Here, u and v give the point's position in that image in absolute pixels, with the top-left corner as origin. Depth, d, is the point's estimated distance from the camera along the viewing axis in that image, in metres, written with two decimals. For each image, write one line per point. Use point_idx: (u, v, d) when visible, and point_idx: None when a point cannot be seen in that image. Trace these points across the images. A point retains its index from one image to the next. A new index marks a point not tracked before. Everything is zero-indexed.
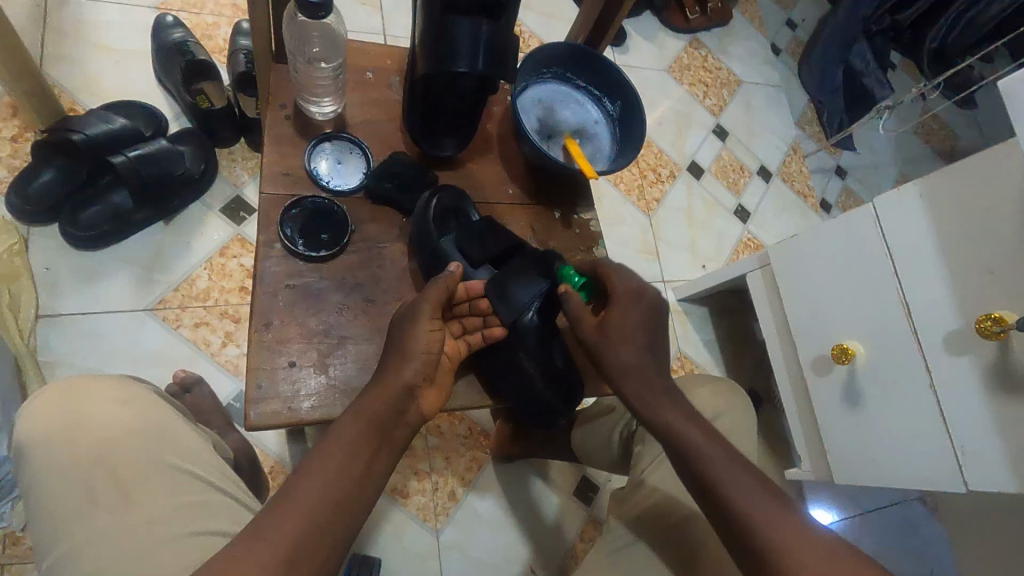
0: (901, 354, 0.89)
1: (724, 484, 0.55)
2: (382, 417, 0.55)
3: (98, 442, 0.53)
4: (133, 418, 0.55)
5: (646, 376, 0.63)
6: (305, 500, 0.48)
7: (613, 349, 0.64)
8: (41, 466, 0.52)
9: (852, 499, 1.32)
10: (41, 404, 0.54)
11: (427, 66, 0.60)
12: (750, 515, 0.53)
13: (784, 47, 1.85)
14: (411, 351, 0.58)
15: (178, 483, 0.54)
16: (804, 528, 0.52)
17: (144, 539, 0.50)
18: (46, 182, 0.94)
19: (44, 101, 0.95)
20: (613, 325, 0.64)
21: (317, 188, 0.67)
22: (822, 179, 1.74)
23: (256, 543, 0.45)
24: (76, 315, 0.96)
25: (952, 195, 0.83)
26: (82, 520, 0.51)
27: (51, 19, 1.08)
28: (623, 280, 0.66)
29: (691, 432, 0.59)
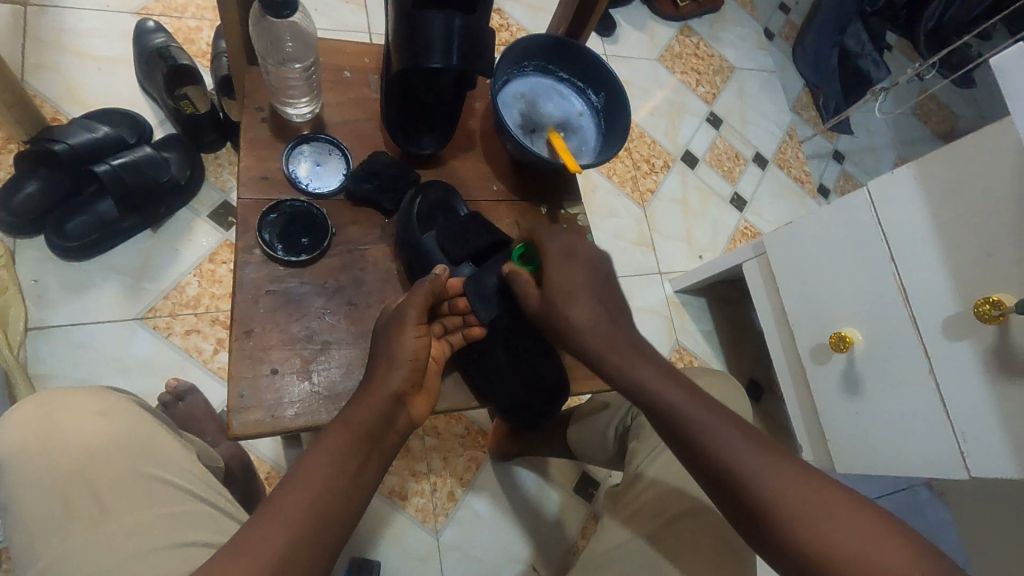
0: (899, 340, 0.88)
1: (697, 428, 0.54)
2: (370, 427, 0.54)
3: (78, 455, 0.52)
4: (114, 431, 0.54)
5: (603, 330, 0.61)
6: (292, 511, 0.47)
7: (560, 316, 0.61)
8: (21, 481, 0.51)
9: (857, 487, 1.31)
10: (19, 418, 0.53)
11: (402, 64, 0.59)
12: (726, 455, 0.53)
13: (777, 32, 1.83)
14: (398, 357, 0.58)
15: (161, 494, 0.53)
16: (778, 465, 0.52)
17: (127, 554, 0.50)
18: (30, 194, 0.93)
19: (25, 112, 0.95)
20: (554, 290, 0.62)
21: (296, 192, 0.66)
22: (819, 163, 1.72)
23: (245, 556, 0.44)
24: (65, 327, 0.95)
25: (947, 176, 0.81)
26: (63, 535, 0.50)
27: (31, 29, 1.07)
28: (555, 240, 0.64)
29: (655, 381, 0.58)
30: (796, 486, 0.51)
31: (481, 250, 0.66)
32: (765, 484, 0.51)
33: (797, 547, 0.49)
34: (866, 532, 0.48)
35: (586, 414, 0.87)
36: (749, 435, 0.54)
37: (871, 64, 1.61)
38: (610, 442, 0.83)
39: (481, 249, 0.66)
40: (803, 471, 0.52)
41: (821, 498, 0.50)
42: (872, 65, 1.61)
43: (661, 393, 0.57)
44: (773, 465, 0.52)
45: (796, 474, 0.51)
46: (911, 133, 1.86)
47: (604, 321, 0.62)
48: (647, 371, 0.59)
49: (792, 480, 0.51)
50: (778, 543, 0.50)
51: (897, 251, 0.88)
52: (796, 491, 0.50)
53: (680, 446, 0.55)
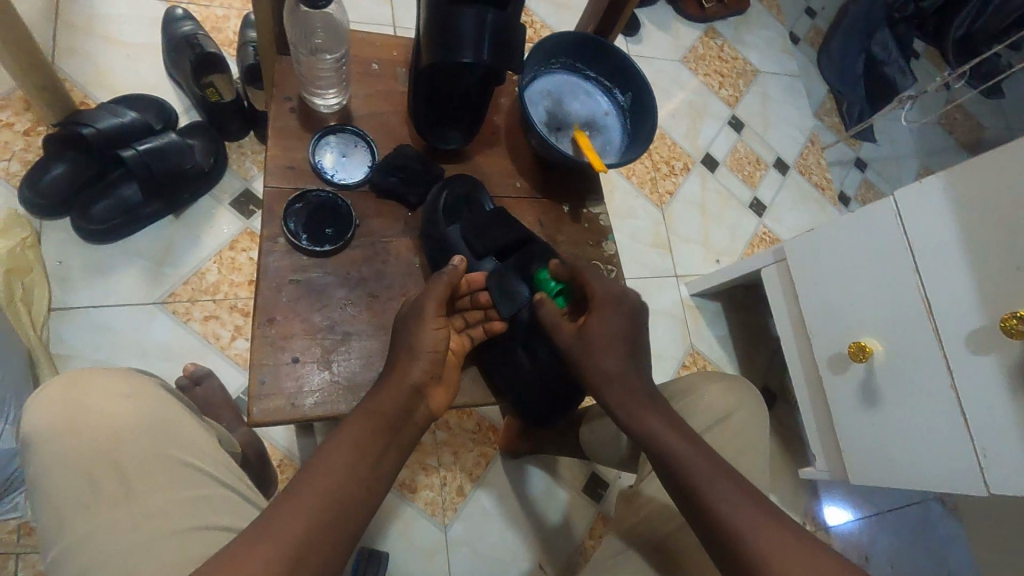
0: (922, 352, 0.87)
1: (696, 477, 0.55)
2: (389, 417, 0.54)
3: (103, 434, 0.53)
4: (138, 410, 0.55)
5: (626, 381, 0.62)
6: (310, 496, 0.47)
7: (592, 356, 0.62)
8: (48, 458, 0.52)
9: (869, 498, 1.30)
10: (48, 396, 0.54)
11: (433, 57, 0.59)
12: (718, 506, 0.53)
13: (802, 36, 1.81)
14: (417, 349, 0.58)
15: (184, 476, 0.54)
16: (773, 525, 0.52)
17: (148, 533, 0.50)
18: (57, 176, 0.95)
19: (56, 95, 0.96)
20: (593, 331, 0.62)
21: (322, 182, 0.66)
22: (841, 170, 1.70)
23: (261, 542, 0.44)
24: (88, 308, 0.96)
25: (979, 188, 0.80)
26: (88, 512, 0.51)
27: (62, 13, 1.08)
28: (603, 285, 0.64)
29: (664, 432, 0.59)
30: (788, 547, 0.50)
31: (505, 246, 0.66)
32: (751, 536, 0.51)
33: None
34: None
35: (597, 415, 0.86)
36: (746, 489, 0.54)
37: (898, 71, 1.60)
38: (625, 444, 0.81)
39: (506, 245, 0.66)
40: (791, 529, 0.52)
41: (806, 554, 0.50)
42: (898, 73, 1.60)
43: (661, 437, 0.58)
44: (765, 521, 0.52)
45: (784, 533, 0.51)
46: (936, 143, 1.83)
47: (627, 369, 0.62)
48: (658, 423, 0.59)
49: (779, 537, 0.51)
50: None
51: (922, 261, 0.86)
52: (786, 547, 0.50)
53: (678, 495, 0.56)
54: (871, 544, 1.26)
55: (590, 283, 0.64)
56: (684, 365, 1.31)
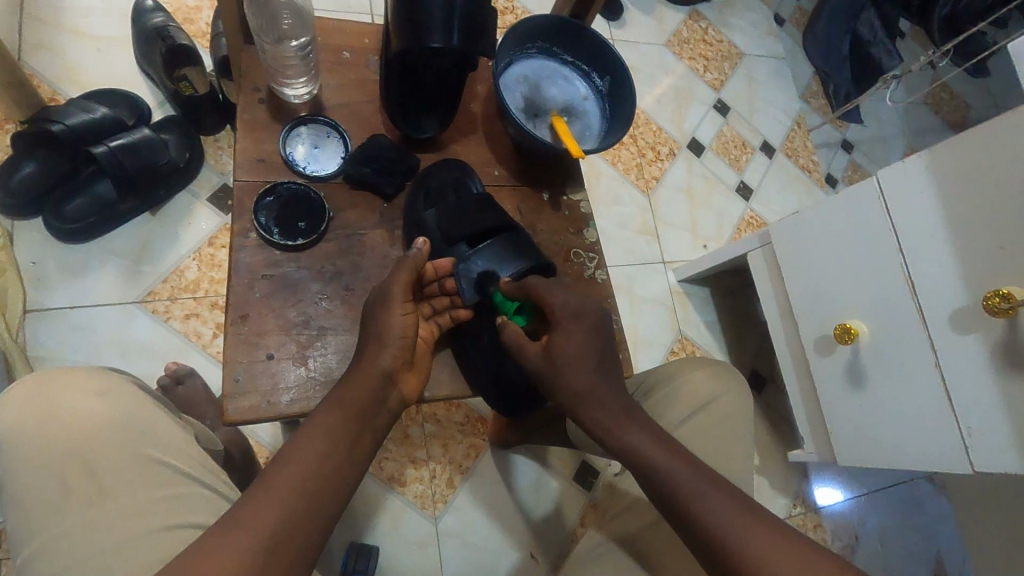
0: (907, 333, 0.86)
1: (681, 488, 0.54)
2: (361, 403, 0.54)
3: (71, 435, 0.51)
4: (107, 411, 0.53)
5: (597, 399, 0.59)
6: (281, 489, 0.47)
7: (562, 378, 0.59)
8: (15, 461, 0.51)
9: (859, 478, 1.31)
10: (13, 398, 0.52)
11: (401, 44, 0.57)
12: (709, 515, 0.52)
13: (787, 18, 1.80)
14: (388, 334, 0.56)
15: (157, 476, 0.53)
16: (764, 531, 0.51)
17: (118, 535, 0.49)
18: (29, 174, 0.92)
19: (22, 91, 0.93)
20: (556, 349, 0.59)
21: (293, 174, 0.64)
22: (827, 153, 1.70)
23: (232, 535, 0.43)
24: (65, 309, 0.95)
25: (960, 166, 0.79)
26: (57, 514, 0.49)
27: (28, 7, 1.05)
28: (564, 299, 0.60)
29: (644, 444, 0.57)
30: (787, 556, 0.50)
31: (478, 232, 0.64)
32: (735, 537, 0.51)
33: None
34: None
35: None
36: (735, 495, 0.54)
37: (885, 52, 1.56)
38: None
39: (479, 231, 0.64)
40: (776, 528, 0.52)
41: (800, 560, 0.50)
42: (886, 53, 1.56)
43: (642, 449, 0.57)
44: (751, 525, 0.52)
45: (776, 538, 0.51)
46: (920, 123, 1.84)
47: (599, 378, 0.60)
48: (637, 432, 0.58)
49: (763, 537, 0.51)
50: None
51: (906, 241, 0.86)
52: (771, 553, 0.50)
53: (665, 506, 0.55)
54: (860, 524, 1.27)
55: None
56: (673, 351, 1.31)
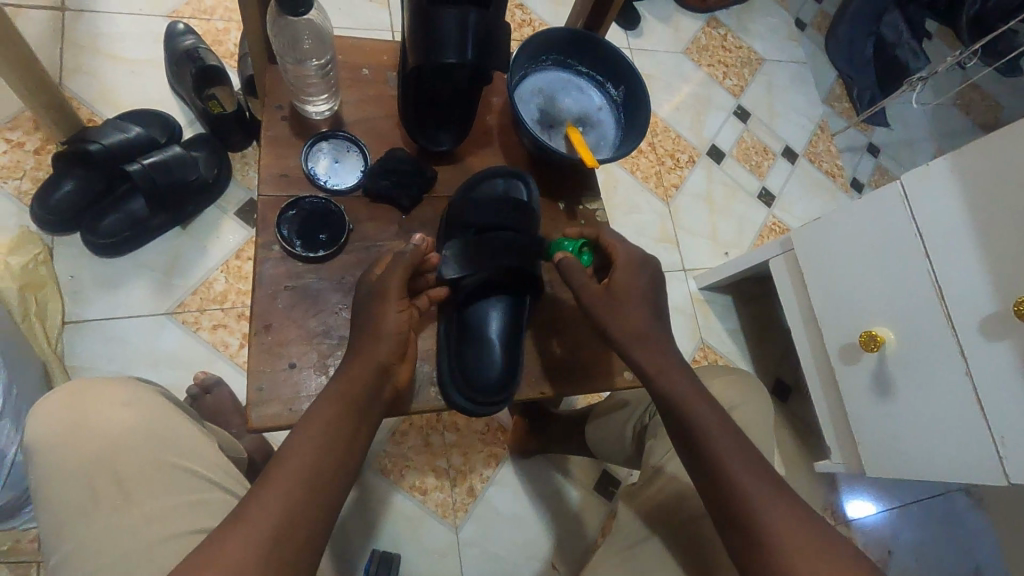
0: (936, 340, 0.84)
1: (718, 463, 0.54)
2: (356, 395, 0.55)
3: (102, 441, 0.54)
4: (135, 419, 0.55)
5: (658, 344, 0.60)
6: (285, 480, 0.48)
7: (619, 314, 0.61)
8: (48, 466, 0.53)
9: (894, 490, 1.27)
10: (49, 405, 0.55)
11: (416, 59, 0.58)
12: (742, 493, 0.52)
13: (809, 22, 1.79)
14: (383, 328, 0.57)
15: (180, 481, 0.55)
16: (789, 518, 0.51)
17: (143, 538, 0.51)
18: (67, 193, 0.96)
19: (61, 113, 0.98)
20: (619, 289, 0.62)
21: (315, 188, 0.66)
22: (853, 157, 1.67)
23: (238, 529, 0.45)
24: (100, 321, 0.99)
25: (986, 170, 0.78)
26: (85, 518, 0.52)
27: (68, 34, 1.10)
28: (626, 250, 0.64)
29: (693, 399, 0.57)
30: (809, 547, 0.49)
31: (486, 226, 0.66)
32: (782, 529, 0.50)
33: None
34: None
35: (602, 413, 0.86)
36: (763, 476, 0.53)
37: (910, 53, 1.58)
38: (627, 437, 0.81)
39: (487, 225, 0.66)
40: (798, 512, 0.51)
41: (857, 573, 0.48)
42: (911, 54, 1.58)
43: (688, 407, 0.57)
44: (775, 504, 0.51)
45: (795, 523, 0.51)
46: (949, 124, 1.80)
47: (656, 328, 0.61)
48: (691, 396, 0.57)
49: (806, 534, 0.50)
50: None
51: (933, 245, 0.84)
52: (819, 558, 0.49)
53: (701, 479, 0.55)
54: (894, 538, 1.24)
55: (614, 245, 0.65)
56: (695, 360, 1.30)
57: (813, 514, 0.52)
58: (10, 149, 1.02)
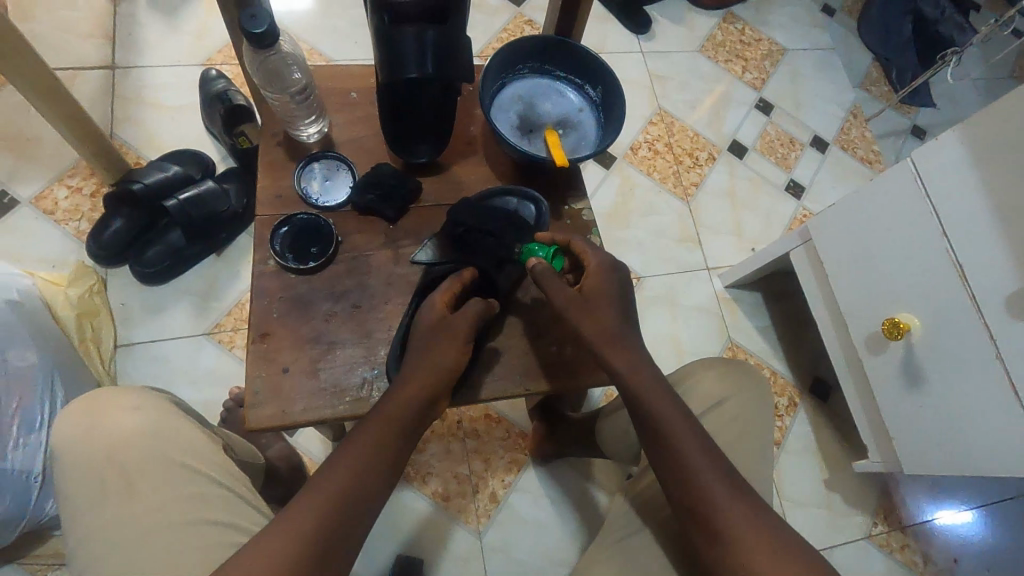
0: (962, 324, 0.79)
1: (688, 466, 0.57)
2: (402, 427, 0.56)
3: (113, 442, 0.59)
4: (143, 421, 0.61)
5: (627, 345, 0.62)
6: (317, 503, 0.50)
7: (590, 317, 0.62)
8: (69, 463, 0.59)
9: (966, 493, 1.23)
10: (69, 413, 0.61)
11: (383, 78, 0.62)
12: (707, 491, 0.56)
13: (836, 7, 1.73)
14: (442, 366, 0.60)
15: (180, 477, 0.59)
16: (752, 516, 0.55)
17: (146, 527, 0.57)
18: (116, 230, 1.07)
19: (109, 159, 1.09)
20: (590, 293, 0.63)
21: (307, 206, 0.71)
22: (892, 142, 1.59)
23: (276, 545, 0.48)
24: (146, 343, 1.08)
25: (999, 140, 0.73)
26: (97, 509, 0.57)
27: (117, 88, 1.24)
28: (597, 255, 0.66)
29: (662, 404, 0.60)
30: (770, 544, 0.53)
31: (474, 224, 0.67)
32: (741, 532, 0.54)
33: None
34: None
35: (608, 412, 0.85)
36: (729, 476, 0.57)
37: (954, 28, 1.49)
38: (631, 436, 0.80)
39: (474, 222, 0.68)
40: (758, 511, 0.55)
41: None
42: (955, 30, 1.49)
43: (659, 412, 0.59)
44: (738, 506, 0.55)
45: (757, 522, 0.55)
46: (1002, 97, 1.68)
47: (624, 328, 0.63)
48: (660, 400, 0.60)
49: (765, 540, 0.54)
50: None
51: (950, 223, 0.79)
52: (777, 561, 0.52)
53: (669, 477, 0.58)
54: (962, 547, 1.19)
55: (584, 251, 0.66)
56: None
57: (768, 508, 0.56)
58: (71, 194, 1.14)
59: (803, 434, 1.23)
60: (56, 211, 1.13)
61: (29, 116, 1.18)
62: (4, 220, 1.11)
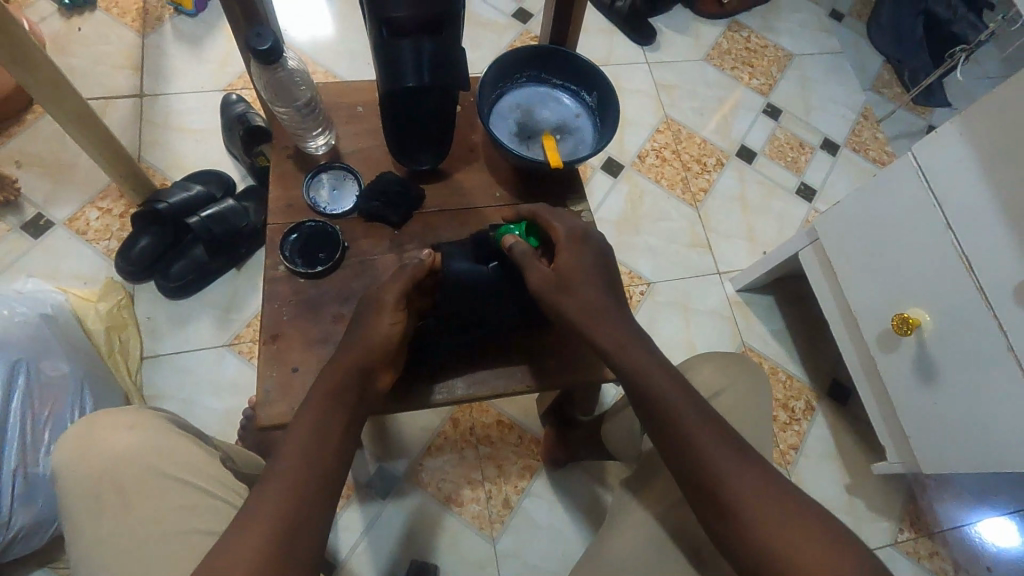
0: (972, 315, 0.78)
1: (693, 435, 0.57)
2: (341, 401, 0.59)
3: (112, 459, 0.62)
4: (137, 441, 0.63)
5: (614, 318, 0.64)
6: (272, 489, 0.52)
7: (569, 294, 0.64)
8: (70, 481, 0.61)
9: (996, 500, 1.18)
10: (68, 432, 0.64)
11: (383, 89, 0.65)
12: (713, 462, 0.55)
13: (844, 12, 1.73)
14: (371, 337, 0.62)
15: (177, 491, 0.62)
16: (762, 483, 0.55)
17: (145, 540, 0.59)
18: (144, 246, 1.12)
19: (138, 180, 1.15)
20: (566, 268, 0.65)
21: (316, 214, 0.74)
22: (905, 142, 1.58)
23: (244, 532, 0.49)
24: (170, 355, 1.13)
25: (997, 129, 0.73)
26: (98, 523, 0.60)
27: (146, 115, 1.31)
28: (565, 225, 0.68)
29: (657, 376, 0.60)
30: (779, 510, 0.53)
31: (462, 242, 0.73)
32: (750, 499, 0.54)
33: (771, 556, 0.52)
34: (824, 545, 0.51)
35: (614, 412, 0.86)
36: (733, 442, 0.57)
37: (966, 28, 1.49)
38: (637, 434, 0.81)
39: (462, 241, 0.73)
40: (766, 476, 0.55)
41: (827, 542, 0.52)
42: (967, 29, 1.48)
43: (654, 383, 0.60)
44: (748, 473, 0.55)
45: (767, 490, 0.55)
46: None
47: (612, 307, 0.64)
48: (651, 370, 0.60)
49: (774, 507, 0.54)
50: (766, 555, 0.52)
51: (954, 215, 0.79)
52: (792, 531, 0.52)
53: (670, 448, 0.58)
54: (993, 559, 1.14)
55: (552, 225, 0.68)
56: None
57: (775, 473, 0.57)
58: (101, 215, 1.21)
59: (822, 437, 1.21)
60: (88, 231, 1.19)
61: (64, 143, 1.25)
62: (41, 241, 1.17)
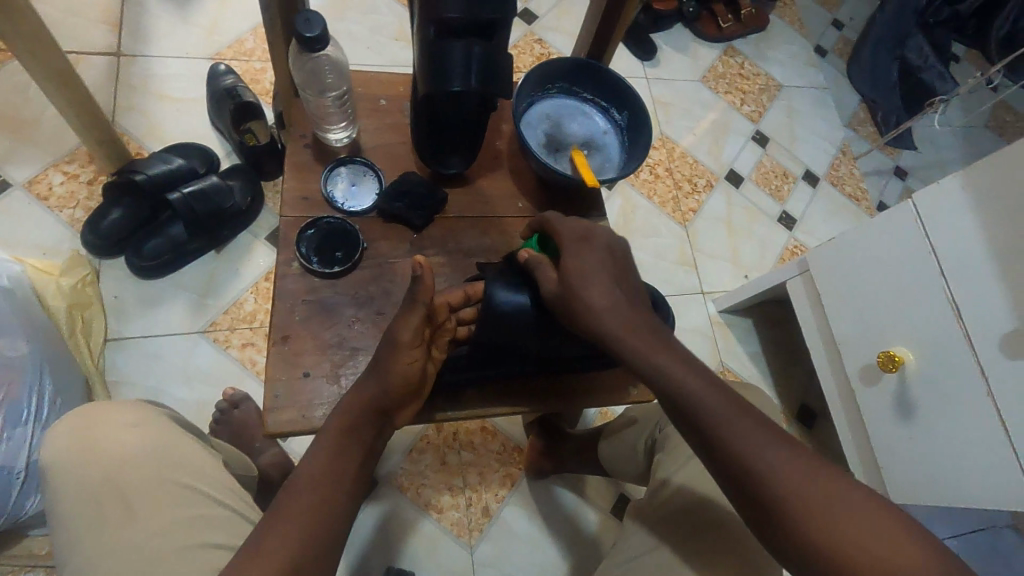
0: (956, 358, 0.83)
1: (721, 425, 0.53)
2: (358, 427, 0.56)
3: (115, 461, 0.58)
4: (145, 442, 0.60)
5: (621, 307, 0.60)
6: (288, 517, 0.49)
7: (580, 295, 0.60)
8: (67, 484, 0.57)
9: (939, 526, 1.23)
10: (65, 430, 0.59)
11: (425, 87, 0.62)
12: (748, 451, 0.52)
13: (829, 48, 1.80)
14: (388, 378, 0.58)
15: (185, 498, 0.58)
16: (800, 465, 0.51)
17: (152, 551, 0.55)
18: (115, 220, 1.04)
19: (114, 147, 1.07)
20: (573, 272, 0.62)
21: (333, 210, 0.70)
22: (877, 180, 1.66)
23: (255, 562, 0.46)
24: (139, 339, 1.05)
25: (996, 187, 0.78)
26: (97, 532, 0.55)
27: (123, 76, 1.21)
28: (569, 227, 0.65)
29: (677, 369, 0.56)
30: (823, 492, 0.50)
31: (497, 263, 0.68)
32: (792, 485, 0.50)
33: (814, 547, 0.49)
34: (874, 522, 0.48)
35: (615, 430, 0.86)
36: (762, 422, 0.54)
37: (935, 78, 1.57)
38: (641, 456, 0.81)
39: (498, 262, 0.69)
40: (805, 455, 0.52)
41: (888, 532, 0.48)
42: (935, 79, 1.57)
43: (672, 372, 0.56)
44: (785, 455, 0.52)
45: (808, 470, 0.51)
46: (978, 145, 1.78)
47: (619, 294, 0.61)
48: (667, 358, 0.57)
49: (815, 491, 0.50)
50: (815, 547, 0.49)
51: (948, 262, 0.83)
52: (842, 517, 0.49)
53: (698, 441, 0.54)
54: None
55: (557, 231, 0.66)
56: None
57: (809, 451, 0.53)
58: (67, 180, 1.11)
59: None
60: (50, 197, 1.09)
61: (27, 98, 1.14)
62: None
